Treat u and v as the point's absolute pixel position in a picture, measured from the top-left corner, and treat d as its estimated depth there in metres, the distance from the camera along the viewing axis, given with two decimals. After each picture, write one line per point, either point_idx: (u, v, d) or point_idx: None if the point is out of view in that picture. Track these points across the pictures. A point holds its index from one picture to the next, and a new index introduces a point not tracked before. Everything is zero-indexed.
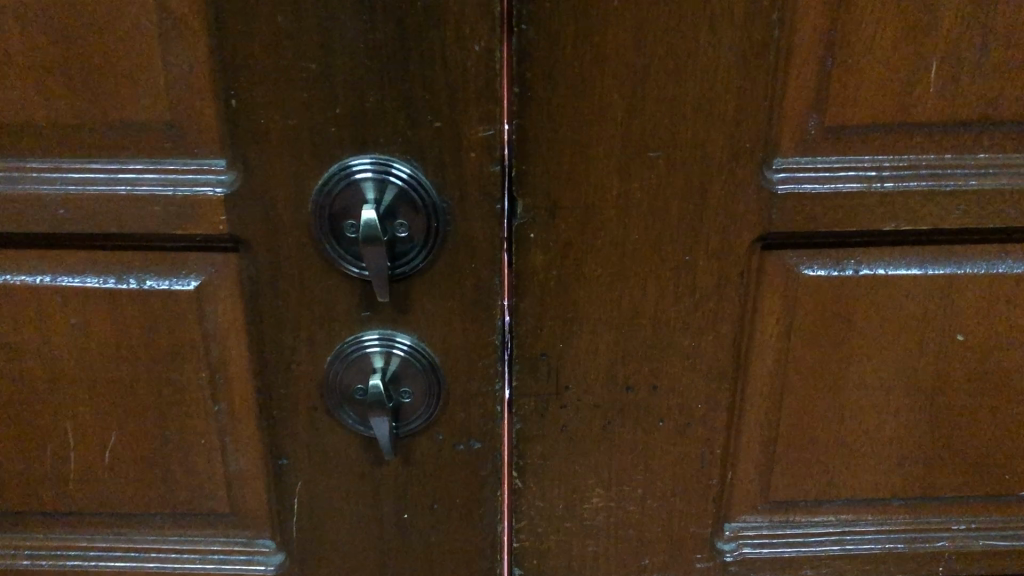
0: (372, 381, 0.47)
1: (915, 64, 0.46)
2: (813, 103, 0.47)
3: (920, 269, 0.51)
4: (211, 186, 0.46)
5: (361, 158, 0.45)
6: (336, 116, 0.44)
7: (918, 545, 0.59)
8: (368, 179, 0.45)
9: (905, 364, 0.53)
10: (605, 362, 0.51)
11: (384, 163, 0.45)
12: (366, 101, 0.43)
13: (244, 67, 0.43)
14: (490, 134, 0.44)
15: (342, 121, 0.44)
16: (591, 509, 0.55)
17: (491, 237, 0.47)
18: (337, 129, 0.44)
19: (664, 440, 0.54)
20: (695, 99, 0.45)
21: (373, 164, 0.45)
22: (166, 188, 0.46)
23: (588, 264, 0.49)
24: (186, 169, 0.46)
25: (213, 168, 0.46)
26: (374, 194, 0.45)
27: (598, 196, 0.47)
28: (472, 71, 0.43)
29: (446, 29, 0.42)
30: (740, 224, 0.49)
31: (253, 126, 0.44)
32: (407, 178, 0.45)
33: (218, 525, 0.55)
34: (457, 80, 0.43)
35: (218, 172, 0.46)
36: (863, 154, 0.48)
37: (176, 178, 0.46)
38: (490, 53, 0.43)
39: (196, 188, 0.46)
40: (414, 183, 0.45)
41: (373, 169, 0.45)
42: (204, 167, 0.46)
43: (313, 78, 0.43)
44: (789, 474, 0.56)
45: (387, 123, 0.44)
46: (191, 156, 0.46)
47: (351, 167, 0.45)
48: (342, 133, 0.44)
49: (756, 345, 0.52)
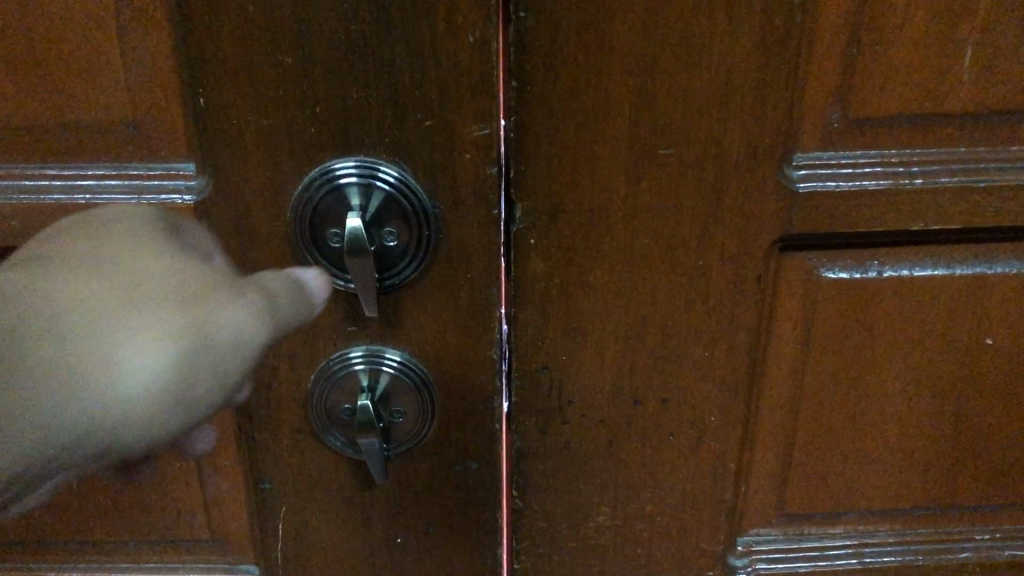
0: (361, 402, 0.43)
1: (949, 50, 0.42)
2: (838, 94, 0.43)
3: (948, 270, 0.48)
4: (178, 193, 0.41)
5: (345, 161, 0.40)
6: (316, 116, 0.40)
7: (938, 557, 0.56)
8: (352, 184, 0.40)
9: (931, 369, 0.50)
10: (611, 373, 0.48)
11: (369, 166, 0.40)
12: (349, 99, 0.39)
13: (211, 61, 0.38)
14: (486, 133, 0.40)
15: (323, 121, 0.40)
16: (596, 527, 0.52)
17: (487, 245, 0.43)
18: (317, 129, 0.40)
19: (674, 453, 0.50)
20: (711, 90, 0.41)
21: (359, 167, 0.40)
22: (130, 196, 0.42)
23: (593, 271, 0.45)
24: (150, 175, 0.41)
25: (180, 173, 0.41)
26: (359, 201, 0.41)
27: (604, 197, 0.43)
28: (466, 64, 0.39)
29: (436, 17, 0.38)
30: (758, 225, 0.45)
31: (224, 127, 0.40)
32: (396, 182, 0.41)
33: (198, 550, 0.52)
34: (450, 75, 0.39)
35: (186, 178, 0.41)
36: (891, 147, 0.44)
37: (140, 184, 0.42)
38: (484, 43, 0.38)
39: (162, 195, 0.42)
40: (404, 187, 0.41)
41: (358, 172, 0.40)
42: (170, 173, 0.41)
43: (288, 74, 0.39)
44: (806, 487, 0.53)
45: (372, 123, 0.40)
46: (156, 159, 0.41)
47: (334, 170, 0.41)
48: (323, 134, 0.40)
49: (773, 352, 0.49)
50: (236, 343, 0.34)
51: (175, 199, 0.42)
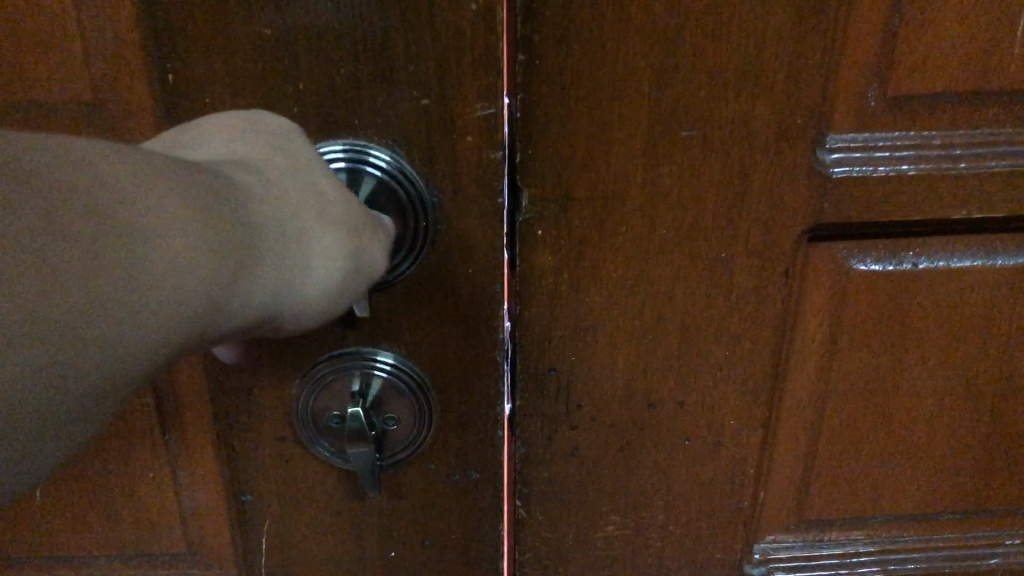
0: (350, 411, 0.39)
1: (1002, 22, 0.38)
2: (878, 71, 0.39)
3: (987, 261, 0.44)
4: None
5: (331, 145, 0.36)
6: (299, 94, 0.35)
7: (965, 564, 0.53)
8: (340, 170, 0.36)
9: (967, 367, 0.46)
10: (623, 374, 0.44)
11: (359, 149, 0.36)
12: (336, 76, 0.35)
13: (179, 33, 0.34)
14: (490, 113, 0.36)
15: (307, 101, 0.35)
16: (605, 536, 0.49)
17: (490, 237, 0.39)
18: (301, 110, 0.35)
19: (689, 459, 0.47)
20: (740, 65, 0.37)
21: (346, 151, 0.36)
22: None
23: (606, 265, 0.41)
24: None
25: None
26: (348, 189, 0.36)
27: (619, 184, 0.39)
28: (468, 37, 0.34)
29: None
30: (787, 214, 0.41)
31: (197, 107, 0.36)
32: (389, 167, 0.37)
33: (176, 565, 0.48)
34: (450, 49, 0.34)
35: None
36: (934, 129, 0.40)
37: None
38: (489, 13, 0.34)
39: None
40: (397, 173, 0.37)
41: (346, 157, 0.36)
42: None
43: (268, 46, 0.34)
44: (829, 492, 0.49)
45: (362, 102, 0.35)
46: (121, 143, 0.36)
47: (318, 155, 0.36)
48: (307, 115, 0.36)
49: (798, 350, 0.45)
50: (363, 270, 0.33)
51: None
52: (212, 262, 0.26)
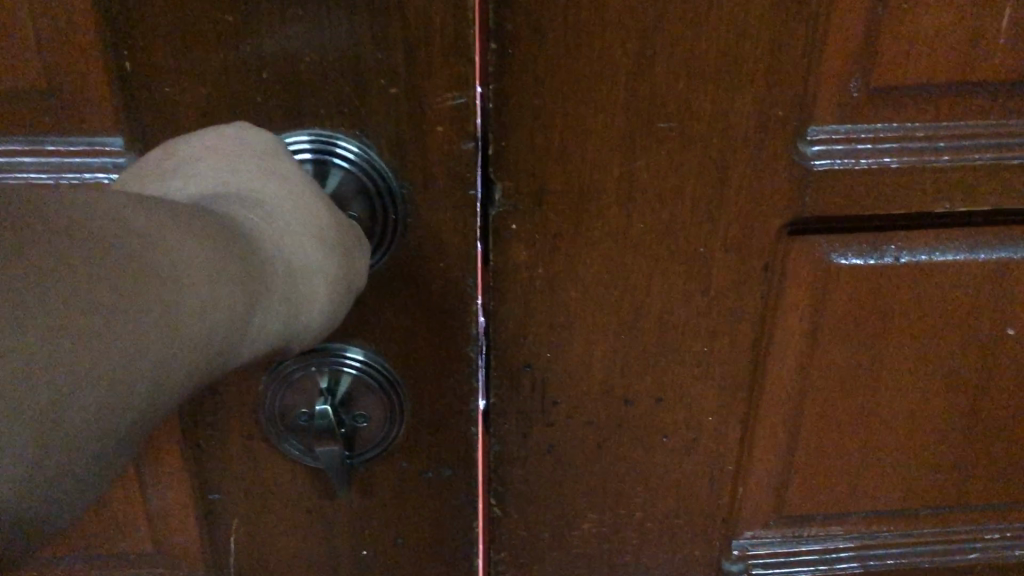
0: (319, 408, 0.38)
1: (987, 11, 0.37)
2: (861, 62, 0.38)
3: (970, 255, 0.43)
4: (105, 173, 0.36)
5: (297, 136, 0.35)
6: (263, 83, 0.34)
7: (944, 558, 0.53)
8: (304, 162, 0.35)
9: (948, 362, 0.46)
10: (600, 370, 0.43)
11: (324, 140, 0.35)
12: (301, 64, 0.33)
13: (137, 19, 0.32)
14: (462, 103, 0.35)
15: (271, 89, 0.34)
16: (582, 533, 0.48)
17: (463, 229, 0.38)
18: (264, 100, 0.34)
19: (667, 456, 0.46)
20: (719, 55, 0.36)
21: (311, 143, 0.35)
22: (47, 176, 0.36)
23: (582, 259, 0.40)
24: (71, 151, 0.36)
25: (108, 149, 0.35)
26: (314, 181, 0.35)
27: (596, 176, 0.38)
28: (438, 23, 0.33)
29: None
30: (767, 208, 0.40)
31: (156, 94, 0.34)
32: (354, 160, 0.35)
33: (142, 567, 0.47)
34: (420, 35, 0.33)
35: (113, 154, 0.36)
36: (917, 121, 0.40)
37: (59, 162, 0.36)
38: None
39: (88, 175, 0.36)
40: (363, 165, 0.35)
41: (312, 148, 0.35)
42: (94, 148, 0.35)
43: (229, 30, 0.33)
44: (809, 488, 0.49)
45: (329, 92, 0.34)
46: (76, 133, 0.35)
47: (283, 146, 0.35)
48: (271, 105, 0.34)
49: (778, 345, 0.44)
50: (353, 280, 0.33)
51: (102, 179, 0.36)
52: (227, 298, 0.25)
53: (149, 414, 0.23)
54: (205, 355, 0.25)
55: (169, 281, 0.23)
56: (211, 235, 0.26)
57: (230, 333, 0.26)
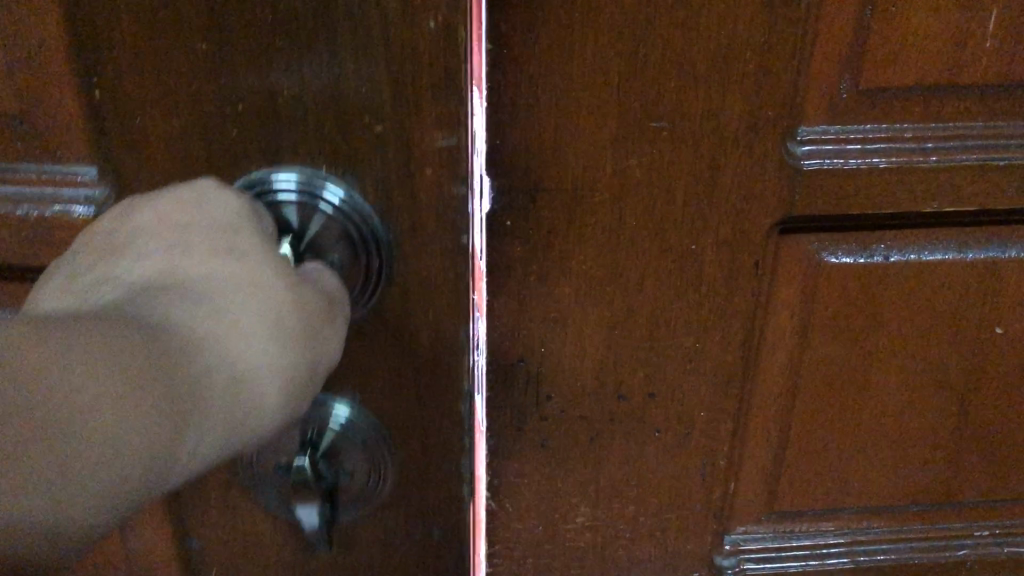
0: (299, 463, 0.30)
1: (973, 14, 0.38)
2: (849, 63, 0.38)
3: (958, 254, 0.44)
4: (76, 204, 0.30)
5: (282, 174, 0.27)
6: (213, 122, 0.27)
7: (934, 554, 0.53)
8: (283, 205, 0.27)
9: (936, 361, 0.46)
10: (593, 366, 0.44)
11: (308, 181, 0.27)
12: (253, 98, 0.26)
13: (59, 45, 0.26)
14: (452, 143, 0.27)
15: (219, 130, 0.27)
16: (575, 528, 0.48)
17: (454, 290, 0.30)
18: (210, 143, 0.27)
19: (659, 451, 0.47)
20: (710, 58, 0.37)
21: (291, 185, 0.27)
22: (13, 203, 0.31)
23: (576, 257, 0.41)
24: (41, 178, 0.31)
25: (80, 181, 0.30)
26: (297, 222, 0.28)
27: (589, 175, 0.39)
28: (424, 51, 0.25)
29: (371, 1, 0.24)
30: (758, 208, 0.41)
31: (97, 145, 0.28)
32: (340, 208, 0.28)
33: None
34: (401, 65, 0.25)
35: (83, 186, 0.30)
36: (905, 122, 0.40)
37: (28, 189, 0.31)
38: (447, 33, 0.25)
39: (59, 206, 0.31)
40: (352, 213, 0.28)
41: (297, 190, 0.27)
42: (65, 177, 0.30)
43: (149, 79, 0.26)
44: (800, 484, 0.49)
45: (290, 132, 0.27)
46: (46, 158, 0.30)
47: (267, 184, 0.27)
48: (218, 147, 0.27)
49: (768, 343, 0.45)
50: (320, 363, 0.23)
51: (75, 210, 0.31)
52: (169, 414, 0.18)
53: (51, 552, 0.17)
54: (142, 480, 0.18)
55: (95, 385, 0.17)
56: (153, 325, 0.19)
57: (174, 457, 0.19)
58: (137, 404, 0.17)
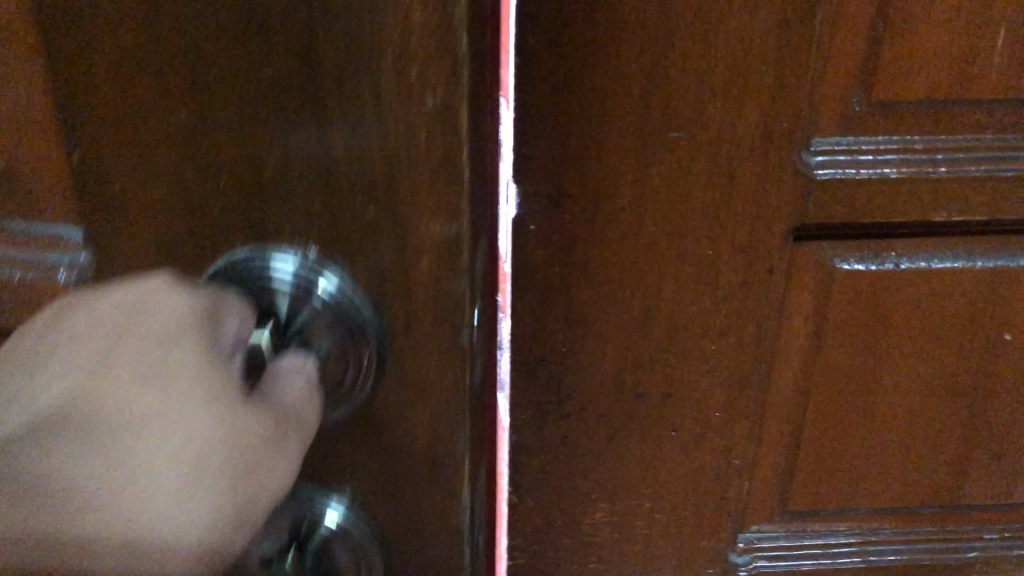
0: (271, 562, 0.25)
1: (981, 31, 0.39)
2: (861, 78, 0.40)
3: (968, 262, 0.45)
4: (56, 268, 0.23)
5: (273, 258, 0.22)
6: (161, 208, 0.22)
7: (944, 555, 0.55)
8: (274, 292, 0.23)
9: (946, 366, 0.48)
10: (613, 367, 0.45)
11: (303, 273, 0.22)
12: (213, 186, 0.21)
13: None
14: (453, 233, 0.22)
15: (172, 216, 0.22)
16: (594, 524, 0.50)
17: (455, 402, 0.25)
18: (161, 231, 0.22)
19: (677, 451, 0.48)
20: (727, 72, 0.38)
21: (282, 277, 0.22)
22: None
23: (597, 261, 0.43)
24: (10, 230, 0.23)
25: (63, 243, 0.23)
26: (282, 314, 0.23)
27: (610, 183, 0.41)
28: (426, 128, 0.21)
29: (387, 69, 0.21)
30: (773, 216, 0.42)
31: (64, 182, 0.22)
32: (334, 306, 0.23)
33: None
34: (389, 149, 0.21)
35: (67, 248, 0.23)
36: (916, 134, 0.42)
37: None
38: (444, 116, 0.20)
39: (35, 264, 0.23)
40: (346, 306, 0.23)
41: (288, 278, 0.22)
42: (47, 234, 0.23)
43: (115, 105, 0.20)
44: (813, 484, 0.51)
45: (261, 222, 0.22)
46: (23, 208, 0.23)
47: (251, 265, 0.22)
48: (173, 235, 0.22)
49: (782, 347, 0.46)
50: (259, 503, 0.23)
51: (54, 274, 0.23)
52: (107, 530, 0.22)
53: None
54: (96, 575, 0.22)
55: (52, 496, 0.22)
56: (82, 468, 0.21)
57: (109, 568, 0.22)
58: (54, 522, 0.22)
